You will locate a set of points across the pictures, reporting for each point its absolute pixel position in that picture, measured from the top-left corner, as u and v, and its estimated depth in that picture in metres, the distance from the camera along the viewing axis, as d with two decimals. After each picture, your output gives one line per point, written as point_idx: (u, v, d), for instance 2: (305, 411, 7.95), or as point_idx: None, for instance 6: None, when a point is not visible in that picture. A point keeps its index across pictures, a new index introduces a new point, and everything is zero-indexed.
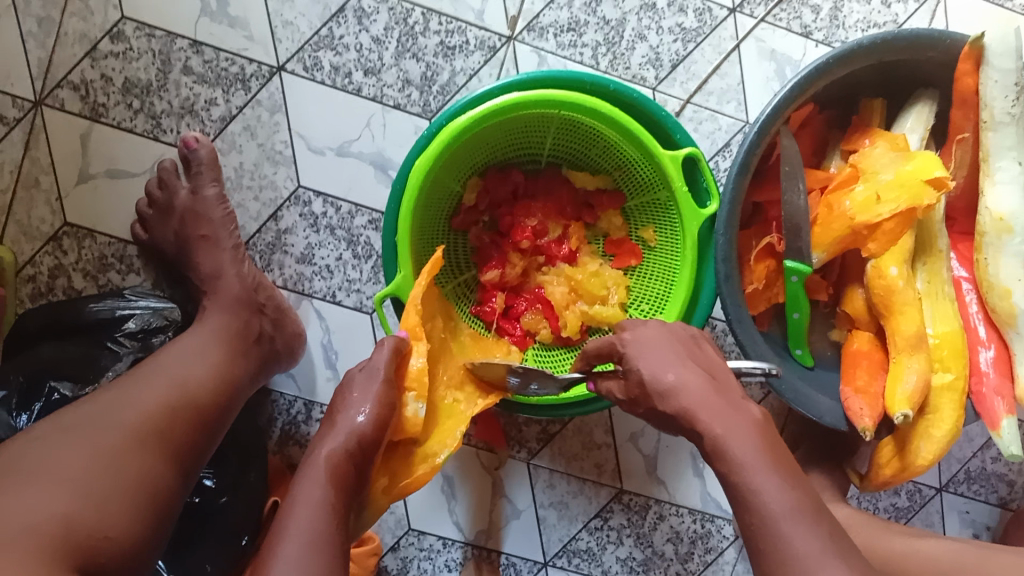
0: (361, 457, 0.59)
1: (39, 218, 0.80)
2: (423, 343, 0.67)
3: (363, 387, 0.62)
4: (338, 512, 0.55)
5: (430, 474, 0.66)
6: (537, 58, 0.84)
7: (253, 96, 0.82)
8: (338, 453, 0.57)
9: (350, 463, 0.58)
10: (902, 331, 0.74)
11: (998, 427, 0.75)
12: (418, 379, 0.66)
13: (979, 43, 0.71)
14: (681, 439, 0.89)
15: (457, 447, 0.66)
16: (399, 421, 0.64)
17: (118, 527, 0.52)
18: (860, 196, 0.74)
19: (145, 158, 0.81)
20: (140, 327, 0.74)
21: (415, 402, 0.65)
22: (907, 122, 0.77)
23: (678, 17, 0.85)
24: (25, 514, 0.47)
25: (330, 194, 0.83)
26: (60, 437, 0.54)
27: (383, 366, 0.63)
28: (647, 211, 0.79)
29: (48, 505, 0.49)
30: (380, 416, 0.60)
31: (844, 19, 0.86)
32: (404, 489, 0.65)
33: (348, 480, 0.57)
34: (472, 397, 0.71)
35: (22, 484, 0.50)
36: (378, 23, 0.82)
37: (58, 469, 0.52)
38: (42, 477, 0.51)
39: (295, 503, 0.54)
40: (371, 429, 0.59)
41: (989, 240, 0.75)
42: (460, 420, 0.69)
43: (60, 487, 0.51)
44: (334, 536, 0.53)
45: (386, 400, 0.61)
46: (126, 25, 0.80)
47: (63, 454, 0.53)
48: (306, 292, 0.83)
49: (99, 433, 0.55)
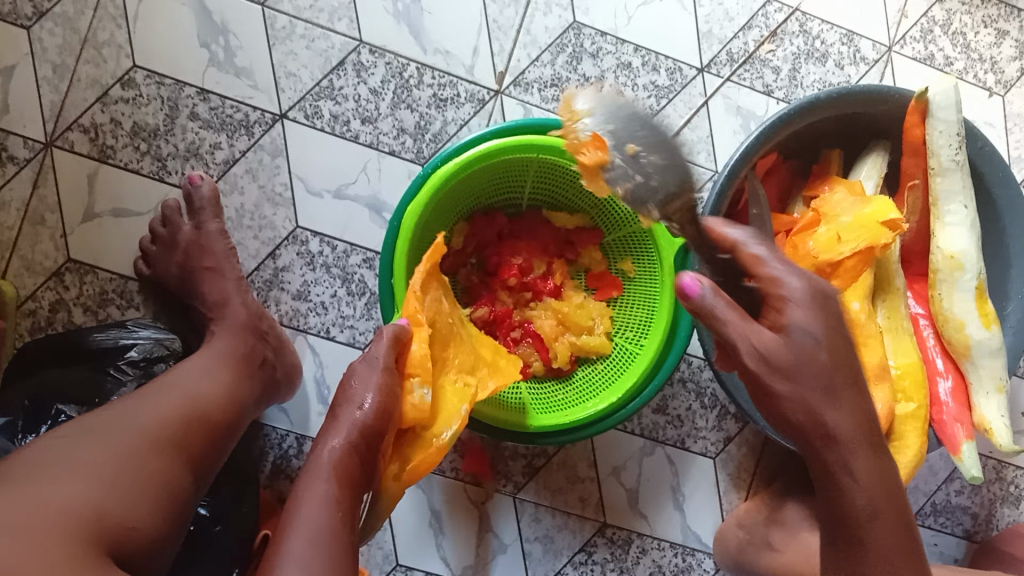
0: (363, 448, 0.62)
1: (43, 253, 0.83)
2: (423, 329, 0.70)
3: (363, 378, 0.64)
4: (342, 505, 0.57)
5: (438, 455, 0.68)
6: (523, 110, 0.90)
7: (256, 141, 0.86)
8: (341, 450, 0.60)
9: (353, 457, 0.60)
10: (867, 362, 0.79)
11: (959, 452, 0.80)
12: (421, 364, 0.68)
13: (924, 98, 0.79)
14: (662, 490, 0.92)
15: (463, 425, 0.68)
16: (404, 408, 0.66)
17: (139, 524, 0.54)
18: (823, 237, 0.80)
19: (151, 198, 0.85)
20: (142, 355, 0.76)
21: (421, 388, 0.68)
22: (863, 170, 0.85)
23: (652, 75, 0.93)
24: (57, 502, 0.51)
25: (327, 234, 0.87)
26: (83, 441, 0.57)
27: (382, 355, 0.66)
28: (624, 245, 0.85)
29: (79, 496, 0.52)
30: (380, 405, 0.63)
31: (802, 79, 0.95)
32: (414, 474, 0.68)
33: (353, 474, 0.60)
34: (482, 380, 0.72)
35: (60, 479, 0.53)
36: (376, 76, 0.88)
37: (86, 468, 0.55)
38: (72, 474, 0.54)
39: (300, 500, 0.57)
40: (373, 418, 0.62)
41: (943, 276, 0.81)
42: (466, 398, 0.70)
43: (86, 482, 0.54)
44: (340, 530, 0.56)
45: (385, 387, 0.64)
46: (137, 73, 0.85)
47: (90, 456, 0.56)
48: (301, 327, 0.86)
49: (120, 437, 0.58)
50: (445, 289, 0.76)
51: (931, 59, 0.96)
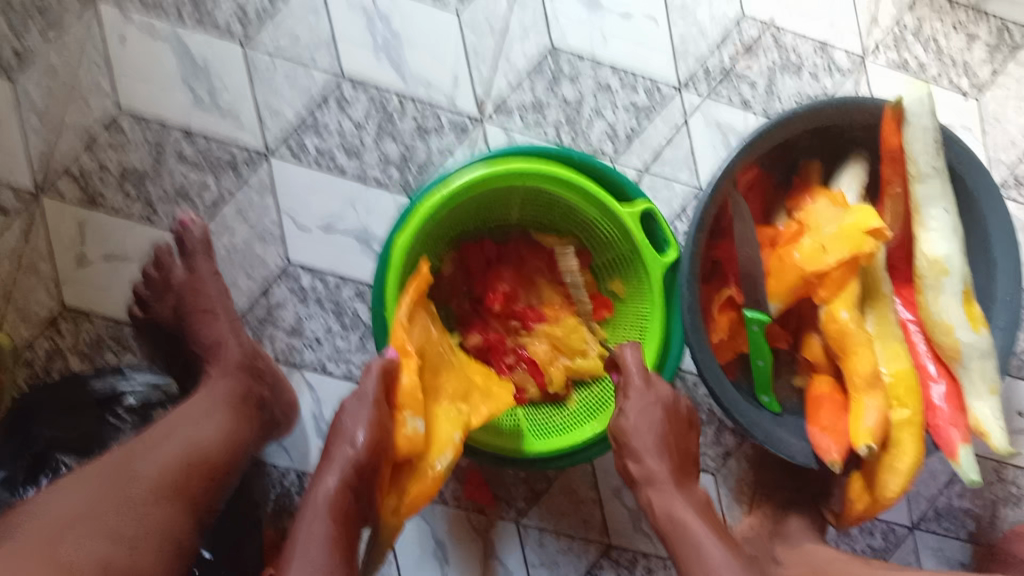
0: (357, 483, 0.66)
1: (38, 303, 0.83)
2: (412, 359, 0.71)
3: (354, 413, 0.68)
4: (339, 544, 0.63)
5: (434, 484, 0.69)
6: (506, 136, 0.91)
7: (244, 180, 0.87)
8: (337, 489, 0.65)
9: (349, 493, 0.65)
10: (858, 371, 0.80)
11: (956, 456, 0.81)
12: (411, 395, 0.70)
13: (898, 107, 0.80)
14: None
15: (457, 454, 0.69)
16: (397, 439, 0.69)
17: (145, 575, 0.56)
18: (808, 248, 0.81)
19: (142, 243, 0.85)
20: (139, 402, 0.77)
21: (414, 420, 0.70)
22: (843, 180, 0.87)
23: (631, 96, 0.94)
24: (66, 561, 0.52)
25: (318, 269, 0.87)
26: (84, 492, 0.58)
27: (371, 389, 0.68)
28: (614, 266, 0.85)
29: (82, 553, 0.53)
30: (372, 441, 0.66)
31: (779, 92, 0.96)
32: (411, 506, 0.70)
33: (348, 508, 0.65)
34: (475, 406, 0.72)
35: (63, 536, 0.54)
36: (359, 109, 0.89)
37: (89, 521, 0.56)
38: (75, 529, 0.55)
39: (300, 536, 0.63)
40: (365, 454, 0.66)
41: (929, 283, 0.82)
42: (460, 424, 0.70)
43: (90, 537, 0.55)
44: (334, 567, 0.61)
45: (377, 421, 0.67)
46: (123, 118, 0.86)
47: (92, 508, 0.57)
48: (297, 363, 0.86)
49: (121, 487, 0.59)
50: (434, 317, 0.76)
51: (905, 66, 0.98)
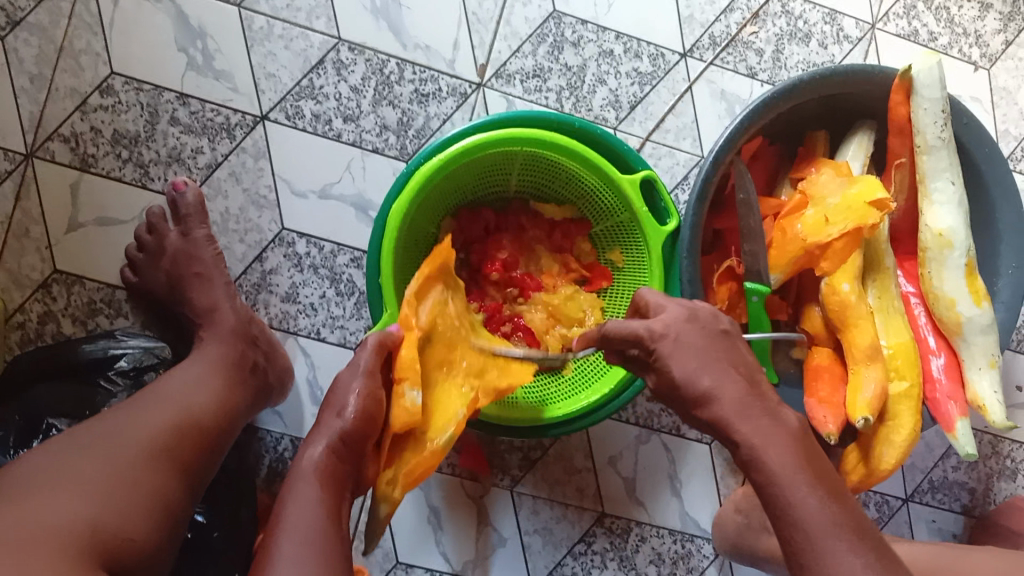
0: (346, 452, 0.62)
1: (29, 266, 0.83)
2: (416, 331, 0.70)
3: (345, 383, 0.65)
4: (331, 505, 0.59)
5: (436, 457, 0.68)
6: (506, 102, 0.90)
7: (238, 144, 0.86)
8: (325, 454, 0.61)
9: (338, 459, 0.61)
10: (858, 344, 0.79)
11: (953, 430, 0.80)
12: (411, 367, 0.68)
13: (908, 76, 0.78)
14: (659, 477, 0.92)
15: (460, 428, 0.68)
16: (396, 410, 0.67)
17: (136, 534, 0.55)
18: (811, 219, 0.79)
19: (134, 206, 0.85)
20: (132, 365, 0.76)
21: (412, 391, 0.67)
22: (849, 152, 0.84)
23: (634, 62, 0.92)
24: (56, 517, 0.51)
25: (314, 235, 0.86)
26: (79, 451, 0.58)
27: (366, 360, 0.66)
28: (612, 235, 0.84)
29: (73, 508, 0.53)
30: (362, 410, 0.63)
31: (785, 60, 0.94)
32: (411, 479, 0.67)
33: (337, 474, 0.61)
34: (488, 382, 0.73)
35: (56, 491, 0.54)
36: (356, 74, 0.88)
37: (82, 479, 0.55)
38: (68, 486, 0.54)
39: (290, 501, 0.58)
40: (356, 423, 0.62)
41: (932, 255, 0.81)
42: (464, 400, 0.70)
43: (82, 493, 0.54)
44: (329, 526, 0.57)
45: (369, 392, 0.64)
46: (114, 80, 0.85)
47: (84, 467, 0.56)
48: (292, 330, 0.86)
49: (114, 448, 0.59)
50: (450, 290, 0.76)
51: (915, 35, 0.96)
